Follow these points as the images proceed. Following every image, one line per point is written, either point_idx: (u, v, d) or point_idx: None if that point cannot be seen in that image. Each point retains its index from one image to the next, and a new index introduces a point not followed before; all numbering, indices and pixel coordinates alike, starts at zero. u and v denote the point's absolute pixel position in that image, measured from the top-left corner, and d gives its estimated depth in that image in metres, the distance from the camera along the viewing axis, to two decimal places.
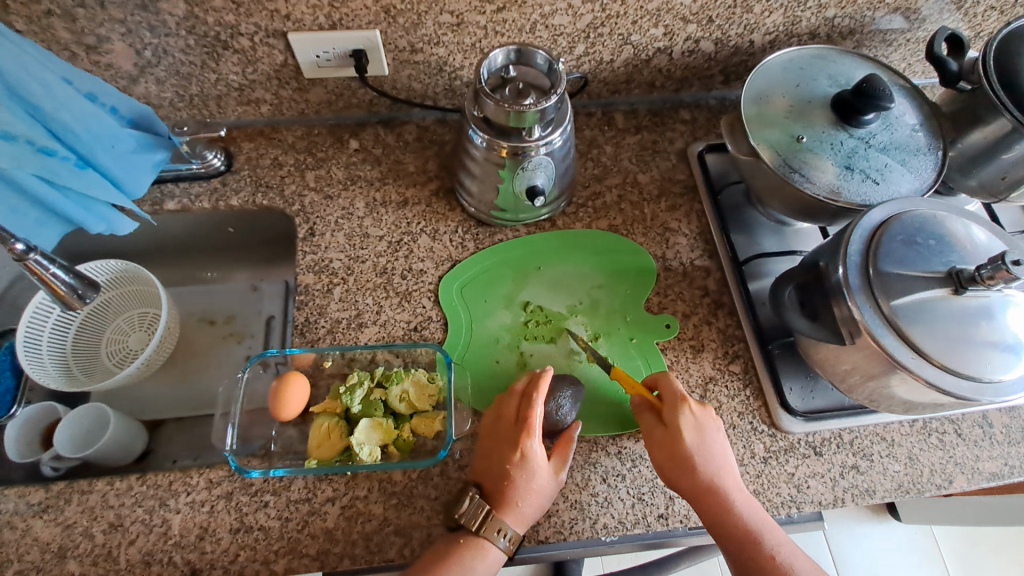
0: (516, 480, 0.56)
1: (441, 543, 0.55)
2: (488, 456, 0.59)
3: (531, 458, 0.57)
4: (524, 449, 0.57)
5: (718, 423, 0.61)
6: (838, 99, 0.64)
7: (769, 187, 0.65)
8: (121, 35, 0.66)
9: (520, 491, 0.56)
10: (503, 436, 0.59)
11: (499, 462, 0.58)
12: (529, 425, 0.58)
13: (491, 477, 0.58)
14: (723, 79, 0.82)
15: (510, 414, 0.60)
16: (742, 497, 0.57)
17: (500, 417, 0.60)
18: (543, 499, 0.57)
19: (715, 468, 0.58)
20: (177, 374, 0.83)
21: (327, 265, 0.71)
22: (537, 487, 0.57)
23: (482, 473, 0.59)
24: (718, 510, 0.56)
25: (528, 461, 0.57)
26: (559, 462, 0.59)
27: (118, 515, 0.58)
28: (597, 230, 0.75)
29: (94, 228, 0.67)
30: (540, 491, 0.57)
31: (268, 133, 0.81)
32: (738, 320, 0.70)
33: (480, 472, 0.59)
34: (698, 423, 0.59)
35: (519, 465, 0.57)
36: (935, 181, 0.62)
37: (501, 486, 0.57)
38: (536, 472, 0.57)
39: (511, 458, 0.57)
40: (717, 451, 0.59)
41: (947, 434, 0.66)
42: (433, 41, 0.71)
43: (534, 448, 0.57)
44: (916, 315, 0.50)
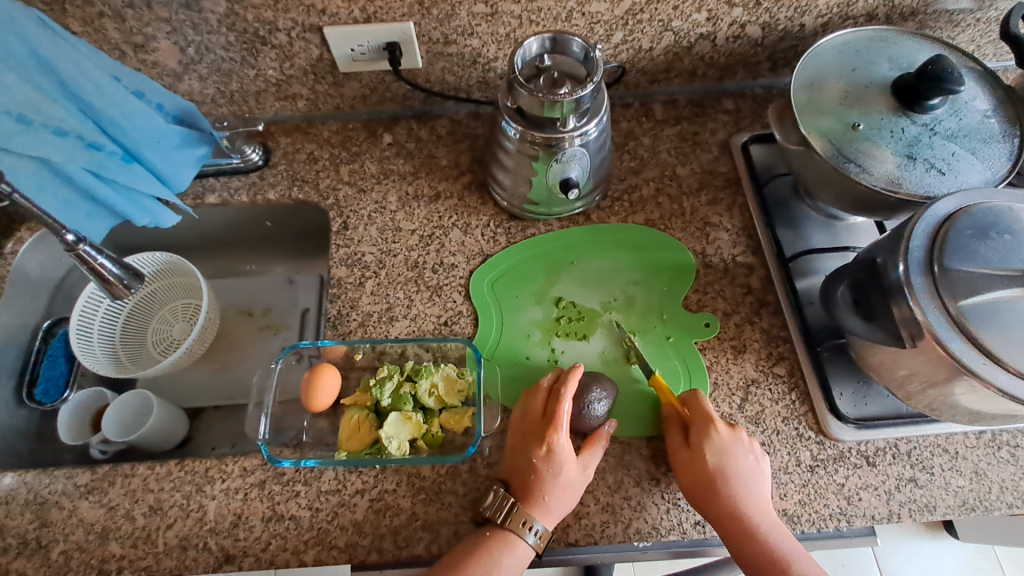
0: (542, 474, 0.55)
1: (470, 541, 0.54)
2: (515, 450, 0.58)
3: (559, 451, 0.56)
4: (551, 443, 0.56)
5: (750, 447, 0.57)
6: (900, 83, 0.59)
7: (820, 179, 0.61)
8: (166, 33, 0.68)
9: (547, 486, 0.55)
10: (531, 430, 0.58)
11: (525, 456, 0.57)
12: (556, 418, 0.56)
13: (518, 472, 0.56)
14: (771, 66, 0.78)
15: (537, 409, 0.59)
16: (769, 525, 0.54)
17: (526, 412, 0.59)
18: (570, 494, 0.56)
19: (742, 495, 0.55)
20: (216, 364, 0.85)
21: (359, 259, 0.71)
22: (564, 481, 0.55)
23: (510, 468, 0.57)
24: (743, 538, 0.54)
25: (555, 455, 0.56)
26: (589, 459, 0.57)
27: (157, 499, 0.60)
28: (633, 224, 0.72)
29: (139, 220, 0.69)
30: (569, 487, 0.56)
31: (304, 128, 0.82)
32: (784, 320, 0.66)
33: (507, 468, 0.57)
34: (726, 445, 0.57)
35: (547, 460, 0.55)
36: (1010, 172, 0.57)
37: (528, 480, 0.55)
38: (563, 466, 0.56)
39: (538, 452, 0.56)
40: (744, 476, 0.56)
41: (1020, 449, 0.60)
42: (467, 32, 0.70)
43: (561, 442, 0.56)
44: (988, 317, 0.46)
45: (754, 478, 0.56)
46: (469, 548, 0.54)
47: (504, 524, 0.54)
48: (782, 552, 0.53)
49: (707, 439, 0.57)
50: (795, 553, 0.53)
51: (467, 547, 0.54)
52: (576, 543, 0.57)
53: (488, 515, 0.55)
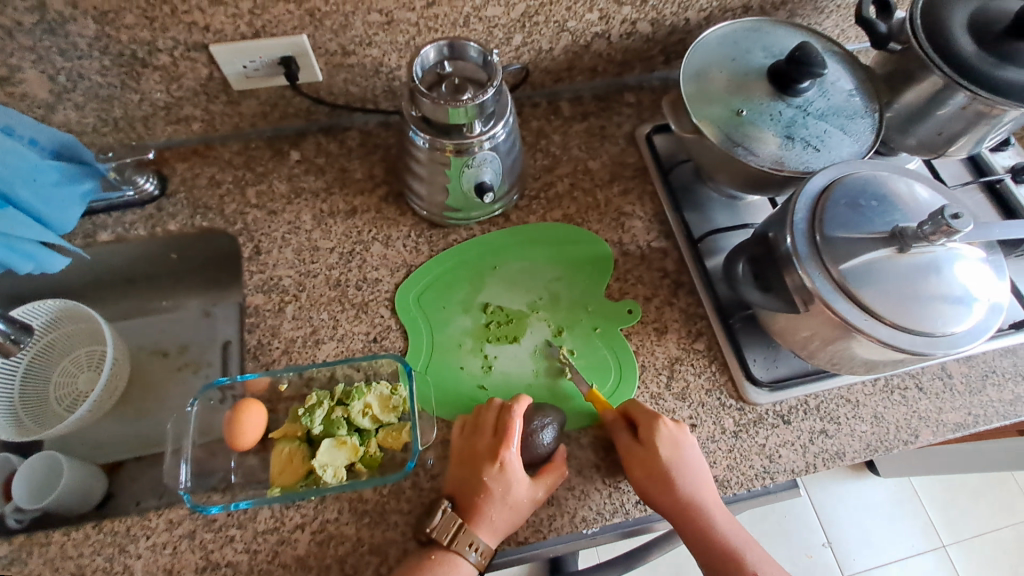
0: (492, 491, 0.55)
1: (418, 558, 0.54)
2: (463, 467, 0.57)
3: (511, 470, 0.56)
4: (503, 460, 0.56)
5: (691, 442, 0.59)
6: (774, 70, 0.64)
7: (716, 163, 0.65)
8: (30, 61, 0.62)
9: (495, 502, 0.55)
10: (482, 448, 0.57)
11: (474, 472, 0.56)
12: (508, 435, 0.57)
13: (466, 490, 0.56)
14: (665, 59, 0.82)
15: (488, 428, 0.58)
16: (716, 512, 0.57)
17: (476, 428, 0.59)
18: (519, 514, 0.56)
19: (690, 493, 0.57)
20: (132, 411, 0.80)
21: (276, 284, 0.68)
22: (513, 500, 0.55)
23: (456, 486, 0.57)
24: (690, 531, 0.57)
25: (506, 472, 0.55)
26: (541, 481, 0.57)
27: (74, 568, 0.55)
28: (550, 222, 0.74)
29: (23, 268, 0.64)
30: (517, 510, 0.55)
31: (203, 151, 0.77)
32: (699, 297, 0.70)
33: (454, 485, 0.57)
34: (670, 446, 0.58)
35: (498, 477, 0.55)
36: (874, 143, 0.63)
37: (476, 496, 0.55)
38: (513, 484, 0.56)
39: (490, 471, 0.56)
40: (689, 473, 0.58)
41: (909, 390, 0.67)
42: (365, 42, 0.68)
43: (512, 458, 0.56)
44: (865, 276, 0.51)
45: (698, 472, 0.58)
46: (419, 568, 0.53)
47: (452, 543, 0.54)
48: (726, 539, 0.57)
49: (652, 443, 0.58)
50: (738, 535, 0.57)
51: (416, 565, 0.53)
52: (526, 541, 0.58)
53: (434, 537, 0.54)
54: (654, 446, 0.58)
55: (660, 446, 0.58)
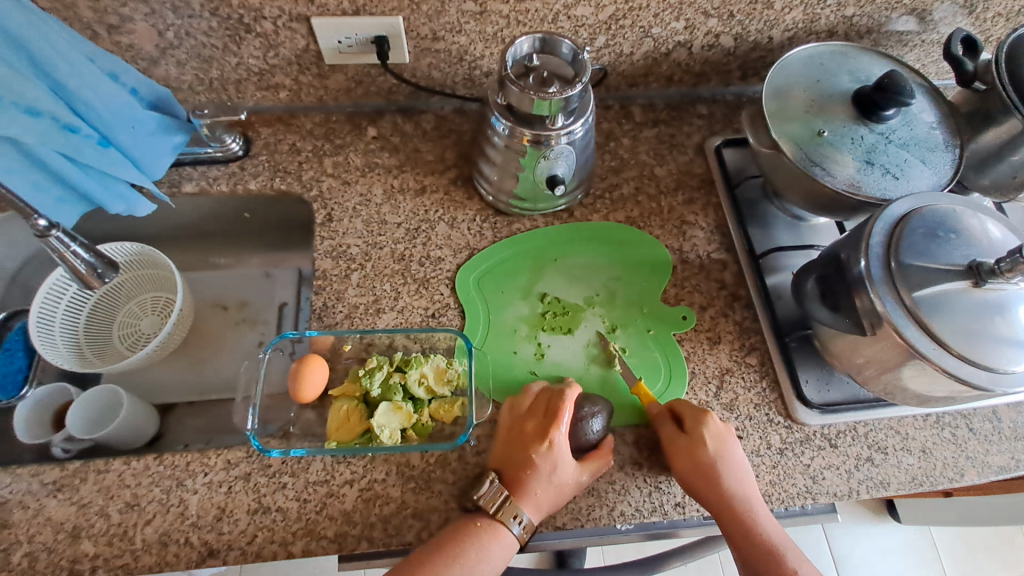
0: (539, 468, 0.56)
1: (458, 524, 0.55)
2: (511, 443, 0.59)
3: (559, 450, 0.57)
4: (552, 440, 0.57)
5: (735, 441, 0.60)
6: (859, 94, 0.64)
7: (788, 180, 0.66)
8: (144, 15, 0.66)
9: (541, 480, 0.56)
10: (531, 426, 0.59)
11: (522, 448, 0.58)
12: (558, 417, 0.58)
13: (513, 464, 0.57)
14: (741, 75, 0.83)
15: (539, 408, 0.60)
16: (760, 511, 0.58)
17: (527, 407, 0.60)
18: (563, 493, 0.57)
19: (734, 488, 0.58)
20: (190, 358, 0.83)
21: (345, 251, 0.71)
22: (558, 480, 0.57)
23: (503, 459, 0.58)
24: (733, 527, 0.57)
25: (554, 452, 0.57)
26: (586, 466, 0.58)
27: (135, 494, 0.58)
28: (613, 222, 0.75)
29: (114, 208, 0.68)
30: (560, 490, 0.57)
31: (286, 119, 0.81)
32: (755, 312, 0.70)
33: (501, 458, 0.58)
34: (716, 440, 0.59)
35: (546, 455, 0.57)
36: (953, 177, 0.63)
37: (523, 471, 0.56)
38: (560, 464, 0.57)
39: (538, 448, 0.57)
40: (733, 469, 0.58)
41: (960, 429, 0.66)
42: (455, 29, 0.71)
43: (561, 440, 0.57)
44: (936, 306, 0.51)
45: (741, 470, 0.59)
46: (461, 533, 0.54)
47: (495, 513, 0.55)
48: (770, 538, 0.56)
49: (699, 435, 0.59)
50: (781, 537, 0.57)
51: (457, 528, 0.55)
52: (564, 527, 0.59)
53: (481, 505, 0.55)
54: (699, 439, 0.59)
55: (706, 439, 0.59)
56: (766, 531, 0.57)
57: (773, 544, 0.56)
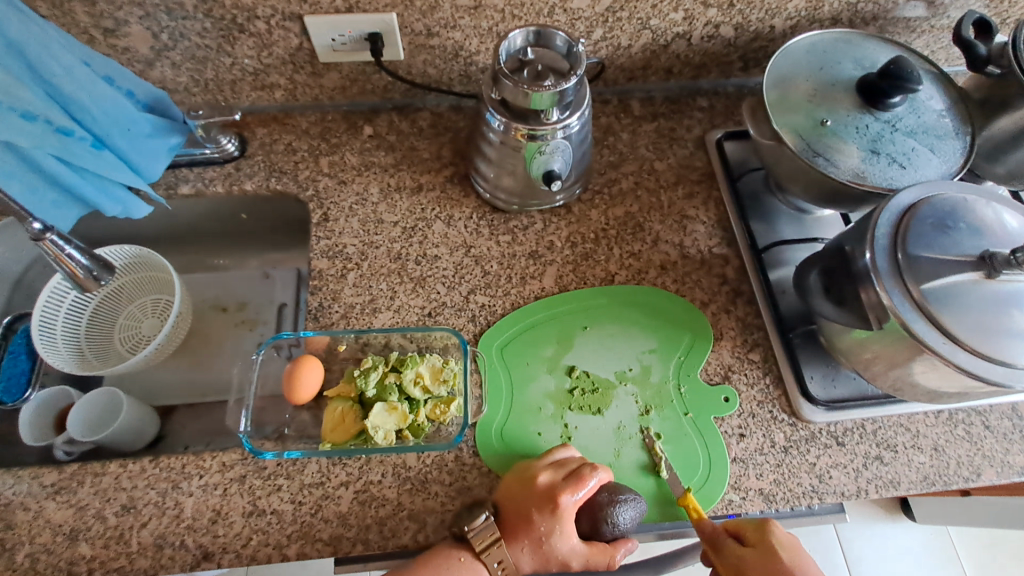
0: (535, 527, 0.54)
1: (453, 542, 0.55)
2: (518, 488, 0.56)
3: (562, 516, 0.54)
4: (559, 504, 0.54)
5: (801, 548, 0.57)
6: (864, 82, 0.62)
7: (791, 172, 0.64)
8: (139, 18, 0.66)
9: (533, 538, 0.54)
10: (546, 482, 0.55)
11: (527, 502, 0.55)
12: (578, 487, 0.55)
13: (512, 510, 0.56)
14: (743, 66, 0.81)
15: (563, 470, 0.56)
16: None
17: (552, 461, 0.57)
18: (549, 560, 0.55)
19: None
20: (189, 360, 0.83)
21: (341, 251, 0.71)
22: (549, 545, 0.54)
23: (505, 499, 0.56)
24: None
25: (557, 515, 0.54)
26: (586, 548, 0.55)
27: (130, 497, 0.58)
28: (648, 286, 0.70)
29: (109, 211, 0.67)
30: (548, 558, 0.55)
31: (282, 118, 0.80)
32: (758, 308, 0.69)
33: (503, 496, 0.57)
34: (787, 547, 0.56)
35: (547, 517, 0.54)
36: (962, 166, 0.61)
37: (520, 521, 0.55)
38: (558, 531, 0.54)
39: (543, 508, 0.55)
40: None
41: (975, 426, 0.64)
42: (450, 25, 0.70)
43: (568, 508, 0.54)
44: (946, 299, 0.49)
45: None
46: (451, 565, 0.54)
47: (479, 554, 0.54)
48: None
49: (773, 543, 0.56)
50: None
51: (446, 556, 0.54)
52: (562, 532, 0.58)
53: (468, 537, 0.54)
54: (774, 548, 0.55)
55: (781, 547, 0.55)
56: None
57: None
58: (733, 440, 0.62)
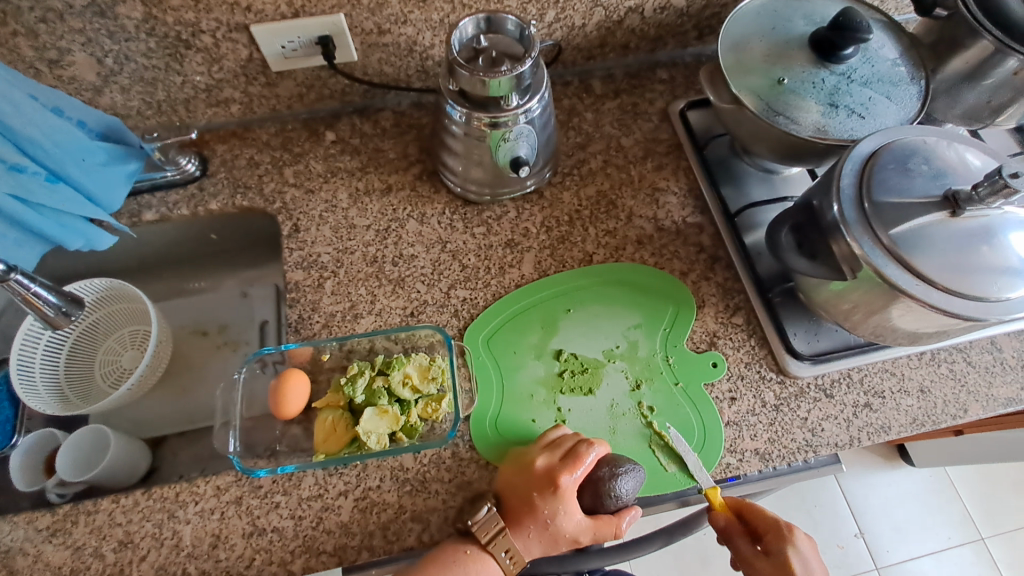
0: (539, 511, 0.54)
1: (463, 537, 0.55)
2: (517, 475, 0.56)
3: (564, 495, 0.54)
4: (559, 484, 0.54)
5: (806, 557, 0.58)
6: (816, 37, 0.63)
7: (755, 134, 0.65)
8: (82, 45, 0.64)
9: (538, 522, 0.54)
10: (544, 465, 0.56)
11: (528, 487, 0.55)
12: (575, 464, 0.55)
13: (514, 497, 0.56)
14: (698, 35, 0.81)
15: (558, 449, 0.57)
16: None
17: (546, 443, 0.58)
18: (557, 541, 0.55)
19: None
20: (174, 389, 0.82)
21: (315, 260, 0.70)
22: (555, 526, 0.54)
23: (506, 487, 0.57)
24: None
25: (559, 495, 0.54)
26: (591, 522, 0.55)
27: (127, 532, 0.57)
28: (629, 263, 0.70)
29: (72, 244, 0.65)
30: (556, 538, 0.55)
31: (240, 133, 0.79)
32: (737, 272, 0.69)
33: (503, 485, 0.57)
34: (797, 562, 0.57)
35: (549, 499, 0.54)
36: (920, 111, 0.61)
37: (523, 507, 0.55)
38: (561, 511, 0.54)
39: (544, 491, 0.55)
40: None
41: (957, 364, 0.65)
42: (400, 20, 0.69)
43: (569, 487, 0.54)
44: (915, 242, 0.50)
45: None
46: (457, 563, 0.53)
47: (489, 547, 0.54)
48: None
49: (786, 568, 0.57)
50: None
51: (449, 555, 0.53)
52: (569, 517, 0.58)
53: (473, 531, 0.54)
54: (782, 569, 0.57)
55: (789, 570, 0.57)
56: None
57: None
58: (725, 404, 0.63)
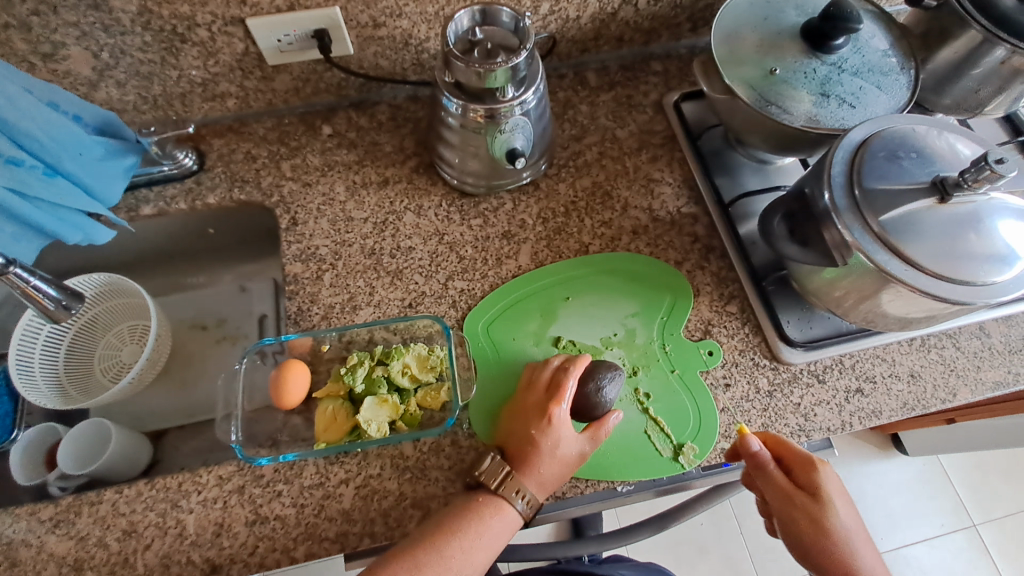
0: (541, 445, 0.56)
1: (475, 490, 0.56)
2: (512, 421, 0.59)
3: (559, 423, 0.57)
4: (552, 416, 0.57)
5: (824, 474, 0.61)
6: (808, 27, 0.63)
7: (747, 124, 0.65)
8: (76, 38, 0.64)
9: (545, 455, 0.56)
10: (533, 404, 0.59)
11: (525, 426, 0.58)
12: (560, 393, 0.58)
13: (515, 441, 0.58)
14: (691, 27, 0.81)
15: (541, 386, 0.60)
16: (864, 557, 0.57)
17: (527, 385, 0.61)
18: (568, 466, 0.57)
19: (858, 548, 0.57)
20: (174, 382, 0.82)
21: (314, 253, 0.70)
22: (562, 453, 0.57)
23: (506, 437, 0.59)
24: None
25: (554, 425, 0.57)
26: (586, 434, 0.58)
27: (131, 522, 0.57)
28: (625, 253, 0.70)
29: (71, 238, 0.65)
30: (564, 459, 0.57)
31: (237, 127, 0.79)
32: (731, 261, 0.70)
33: (502, 437, 0.59)
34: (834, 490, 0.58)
35: (547, 430, 0.57)
36: (910, 100, 0.62)
37: (526, 446, 0.57)
38: (562, 436, 0.57)
39: (540, 424, 0.57)
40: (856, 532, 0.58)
41: (947, 349, 0.67)
42: (395, 13, 0.69)
43: (562, 415, 0.57)
44: (904, 227, 0.51)
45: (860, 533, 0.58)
46: (460, 544, 0.52)
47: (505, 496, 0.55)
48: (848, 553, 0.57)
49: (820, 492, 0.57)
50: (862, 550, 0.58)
51: (447, 535, 0.53)
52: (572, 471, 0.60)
53: (483, 480, 0.55)
54: (826, 498, 0.57)
55: (829, 494, 0.57)
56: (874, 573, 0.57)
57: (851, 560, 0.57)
58: (720, 391, 0.64)
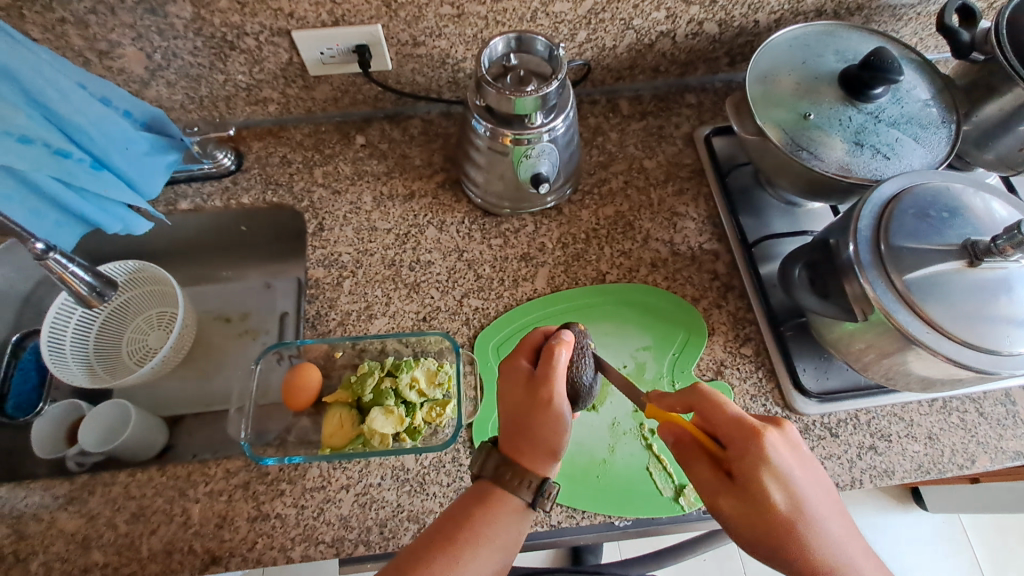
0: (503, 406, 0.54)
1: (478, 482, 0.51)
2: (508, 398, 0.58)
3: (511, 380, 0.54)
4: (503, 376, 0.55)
5: (798, 442, 0.48)
6: (846, 74, 0.63)
7: (776, 166, 0.64)
8: (131, 39, 0.68)
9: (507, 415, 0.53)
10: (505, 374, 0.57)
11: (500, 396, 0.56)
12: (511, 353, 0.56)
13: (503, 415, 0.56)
14: (729, 61, 0.81)
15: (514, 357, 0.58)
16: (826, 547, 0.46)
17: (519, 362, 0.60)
18: (529, 422, 0.51)
19: (816, 543, 0.46)
20: (195, 370, 0.85)
21: (336, 259, 0.72)
22: (516, 409, 0.52)
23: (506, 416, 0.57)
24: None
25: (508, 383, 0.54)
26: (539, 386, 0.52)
27: (139, 506, 0.60)
28: (641, 284, 0.70)
29: (111, 228, 0.69)
30: (530, 414, 0.51)
31: (276, 132, 0.82)
32: (749, 303, 0.69)
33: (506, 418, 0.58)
34: (777, 480, 0.46)
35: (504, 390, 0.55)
36: (948, 155, 0.61)
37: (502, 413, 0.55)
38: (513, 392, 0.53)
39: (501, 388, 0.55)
40: (817, 526, 0.46)
41: (969, 414, 0.64)
42: (435, 33, 0.71)
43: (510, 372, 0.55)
44: (930, 288, 0.50)
45: (828, 524, 0.47)
46: (467, 535, 0.48)
47: (495, 476, 0.50)
48: (820, 547, 0.46)
49: (747, 480, 0.46)
50: (836, 539, 0.47)
51: (455, 525, 0.49)
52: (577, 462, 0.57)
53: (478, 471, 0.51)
54: (753, 483, 0.46)
55: (765, 477, 0.46)
56: (838, 551, 0.46)
57: (826, 555, 0.46)
58: None
